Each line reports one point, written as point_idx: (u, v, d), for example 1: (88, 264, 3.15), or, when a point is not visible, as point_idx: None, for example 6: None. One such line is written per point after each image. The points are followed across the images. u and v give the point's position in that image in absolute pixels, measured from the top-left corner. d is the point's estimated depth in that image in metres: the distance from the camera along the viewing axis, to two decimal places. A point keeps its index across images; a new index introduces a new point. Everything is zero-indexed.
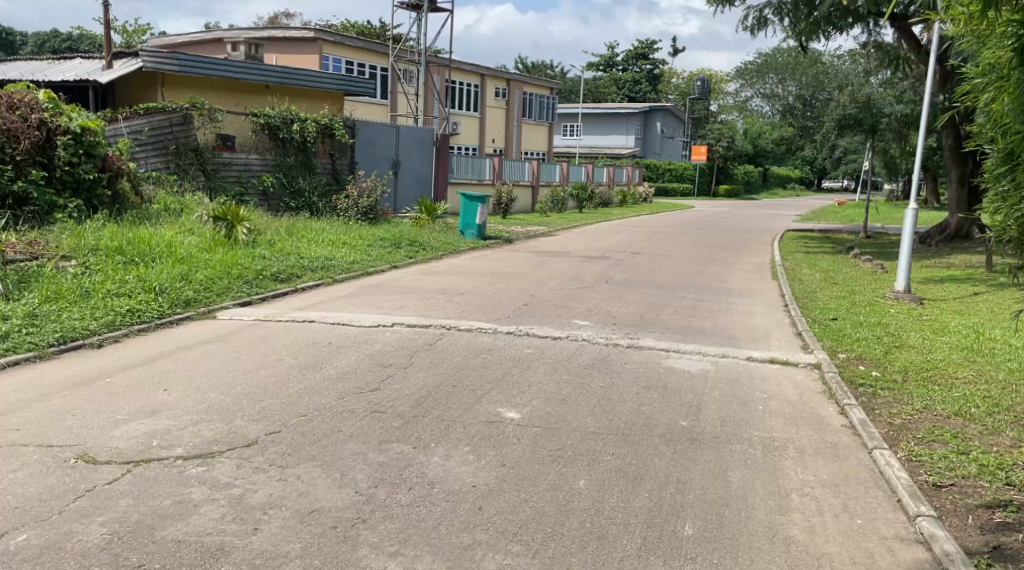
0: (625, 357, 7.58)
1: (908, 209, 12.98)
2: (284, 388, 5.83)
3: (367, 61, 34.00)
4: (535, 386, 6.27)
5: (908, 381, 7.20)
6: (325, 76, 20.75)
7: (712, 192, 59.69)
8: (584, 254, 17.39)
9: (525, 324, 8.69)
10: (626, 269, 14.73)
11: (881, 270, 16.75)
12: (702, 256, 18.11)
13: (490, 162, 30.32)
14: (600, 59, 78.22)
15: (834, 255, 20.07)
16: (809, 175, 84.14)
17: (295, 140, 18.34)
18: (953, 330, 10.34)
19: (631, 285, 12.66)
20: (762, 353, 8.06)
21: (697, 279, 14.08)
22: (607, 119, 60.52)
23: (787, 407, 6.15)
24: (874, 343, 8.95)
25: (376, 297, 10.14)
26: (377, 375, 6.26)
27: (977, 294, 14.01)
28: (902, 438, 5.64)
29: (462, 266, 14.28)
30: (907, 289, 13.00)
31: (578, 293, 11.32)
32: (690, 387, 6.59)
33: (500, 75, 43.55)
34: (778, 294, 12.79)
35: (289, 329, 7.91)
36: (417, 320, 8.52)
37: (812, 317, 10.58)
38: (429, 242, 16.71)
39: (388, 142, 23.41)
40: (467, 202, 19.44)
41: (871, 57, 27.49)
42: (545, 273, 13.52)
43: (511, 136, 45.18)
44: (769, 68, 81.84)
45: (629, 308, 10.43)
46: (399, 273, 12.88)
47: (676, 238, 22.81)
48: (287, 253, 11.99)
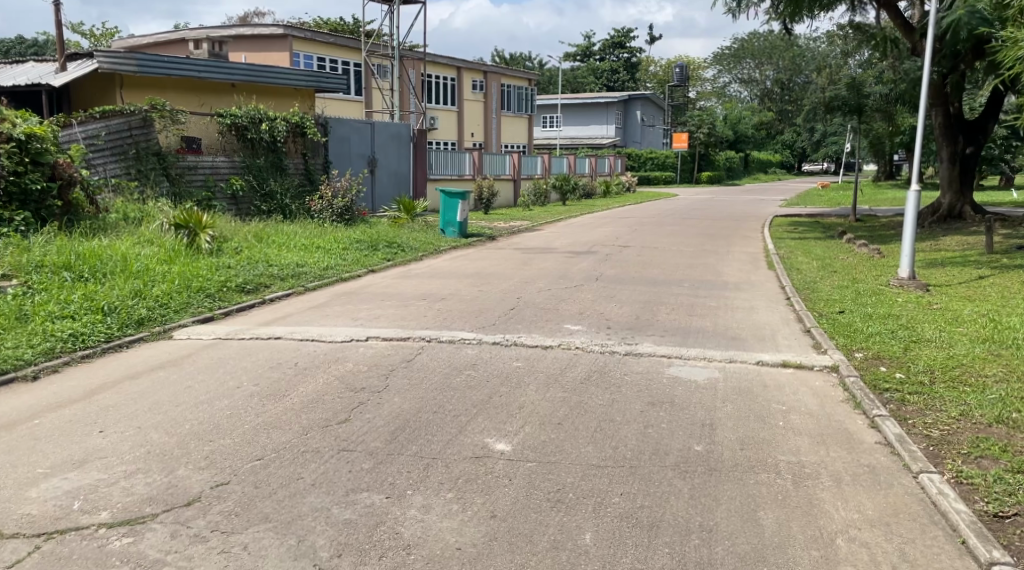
0: (625, 367, 6.87)
1: (910, 191, 12.35)
2: (239, 422, 5.09)
3: (339, 57, 33.14)
4: (526, 408, 5.55)
5: (938, 385, 6.53)
6: (294, 72, 19.92)
7: (695, 180, 59.20)
8: (570, 249, 16.70)
9: (512, 333, 7.96)
10: (616, 265, 14.07)
11: (878, 256, 16.13)
12: (692, 247, 17.44)
13: (470, 157, 29.59)
14: (577, 50, 77.67)
15: (827, 241, 19.49)
16: (790, 159, 83.63)
17: (265, 140, 17.53)
18: (968, 320, 9.70)
19: (622, 282, 11.98)
20: (772, 356, 7.37)
21: (690, 272, 13.41)
22: (587, 109, 59.89)
23: (812, 423, 5.46)
24: (891, 339, 8.29)
25: (350, 306, 9.39)
26: (347, 402, 5.52)
27: (982, 278, 13.37)
28: (946, 456, 4.97)
29: (443, 267, 13.55)
30: (912, 274, 12.37)
31: (567, 294, 10.61)
32: (701, 401, 5.89)
33: (476, 68, 42.76)
34: (777, 286, 12.13)
35: (251, 349, 7.15)
36: (394, 332, 7.78)
37: (817, 311, 9.93)
38: (407, 242, 15.95)
39: (363, 140, 22.65)
40: (446, 199, 18.67)
41: (850, 38, 26.98)
42: (531, 273, 12.80)
43: (490, 130, 44.42)
44: (746, 53, 81.57)
45: (622, 308, 9.75)
46: (376, 277, 12.12)
47: (664, 229, 22.15)
48: (255, 261, 11.21)
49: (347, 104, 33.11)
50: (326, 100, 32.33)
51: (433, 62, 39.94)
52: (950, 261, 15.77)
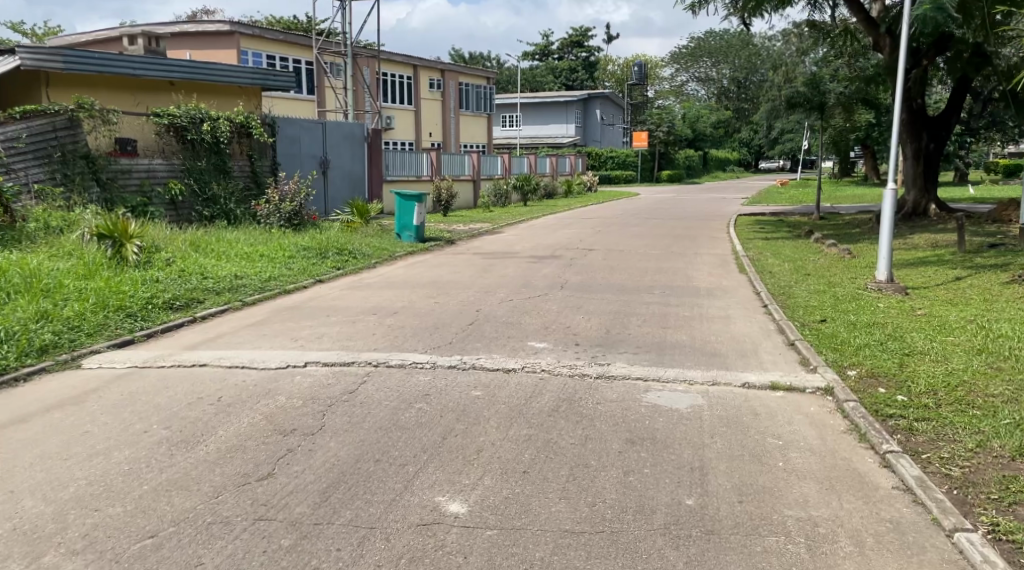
0: (598, 395, 6.08)
1: (888, 190, 11.73)
2: (137, 479, 4.19)
3: (289, 55, 32.11)
4: (486, 451, 4.74)
5: (947, 408, 5.86)
6: (240, 70, 18.94)
7: (656, 178, 58.91)
8: (533, 254, 15.94)
9: (470, 354, 7.15)
10: (580, 271, 13.33)
11: (849, 256, 15.61)
12: (658, 250, 16.79)
13: (428, 157, 28.74)
14: (535, 49, 77.12)
15: (795, 241, 19.01)
16: (747, 157, 83.97)
17: (206, 141, 16.55)
18: (957, 327, 9.10)
19: (588, 290, 11.23)
20: (758, 377, 6.66)
21: (660, 278, 12.72)
22: (546, 108, 59.28)
23: (814, 462, 4.75)
24: (884, 353, 7.63)
25: (292, 324, 8.49)
26: (274, 450, 4.65)
27: (958, 279, 12.85)
28: (975, 502, 4.31)
29: (396, 275, 12.68)
30: (889, 277, 11.78)
31: (530, 305, 9.83)
32: (687, 437, 5.15)
33: (433, 66, 41.84)
34: (751, 292, 11.49)
35: (171, 378, 6.23)
36: (337, 356, 6.91)
37: (797, 320, 9.27)
38: (360, 248, 15.06)
39: (313, 140, 21.75)
40: (402, 202, 17.79)
41: (804, 37, 26.54)
42: (490, 280, 11.98)
43: (448, 129, 43.53)
44: (703, 52, 81.77)
45: (590, 321, 8.99)
46: (323, 289, 11.23)
47: (628, 230, 21.49)
48: (187, 273, 10.22)
49: (297, 104, 32.07)
50: (277, 99, 31.27)
51: (389, 59, 38.96)
52: (923, 261, 15.27)
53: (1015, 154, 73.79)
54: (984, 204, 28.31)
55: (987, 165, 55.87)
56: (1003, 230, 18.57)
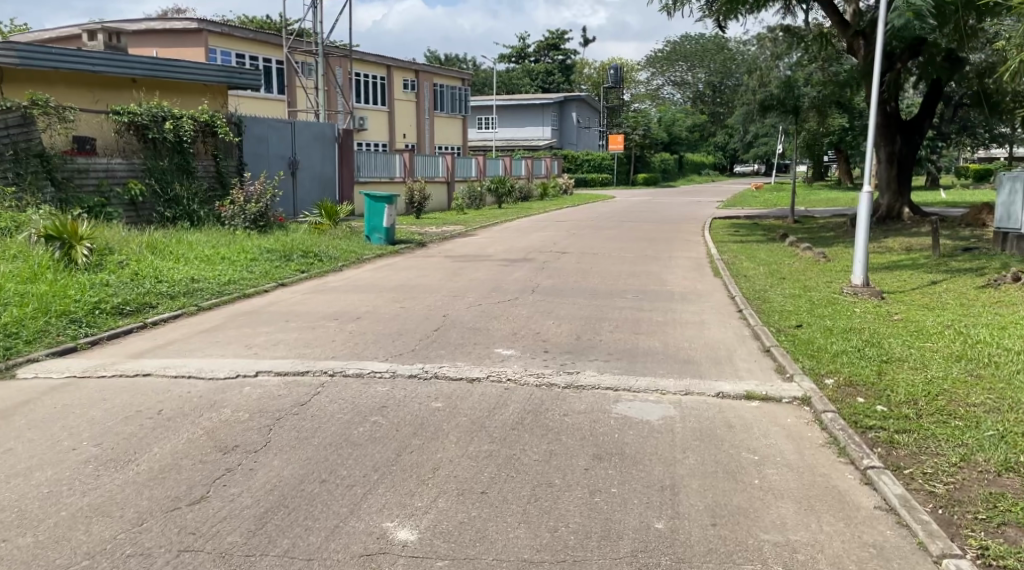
0: (565, 406, 5.77)
1: (863, 193, 11.54)
2: (55, 505, 3.82)
3: (258, 53, 31.64)
4: (442, 470, 4.40)
5: (928, 419, 5.61)
6: (204, 68, 18.57)
7: (632, 182, 58.86)
8: (505, 257, 15.64)
9: (432, 362, 6.80)
10: (553, 274, 13.05)
11: (824, 259, 15.46)
12: (632, 253, 16.55)
13: (401, 158, 28.35)
14: (511, 51, 76.95)
15: (770, 244, 18.85)
16: (723, 161, 84.28)
17: (168, 140, 16.28)
18: (934, 333, 8.88)
19: (559, 294, 10.94)
20: (733, 386, 6.38)
21: (634, 282, 12.45)
22: (522, 110, 59.05)
23: (792, 479, 4.47)
24: (861, 360, 7.38)
25: (249, 330, 8.12)
26: (210, 470, 4.28)
27: (934, 283, 12.69)
28: (962, 521, 4.04)
29: (363, 279, 12.33)
30: (865, 282, 11.59)
31: (499, 310, 9.52)
32: (658, 451, 4.85)
33: (407, 67, 41.45)
34: (726, 296, 11.25)
35: (110, 390, 5.84)
36: (292, 365, 6.55)
37: (772, 326, 9.02)
38: (326, 250, 14.67)
39: (281, 140, 21.42)
40: (372, 203, 17.43)
41: (778, 41, 26.47)
42: (460, 284, 11.65)
43: (422, 131, 43.14)
44: (678, 56, 82.02)
45: (560, 327, 8.69)
46: (285, 293, 10.85)
47: (602, 233, 21.25)
48: (140, 277, 9.82)
49: (266, 104, 31.58)
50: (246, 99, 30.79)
51: (362, 60, 38.52)
52: (898, 264, 15.15)
53: (984, 159, 74.74)
54: (957, 208, 28.37)
55: (958, 169, 56.37)
56: (977, 233, 18.52)
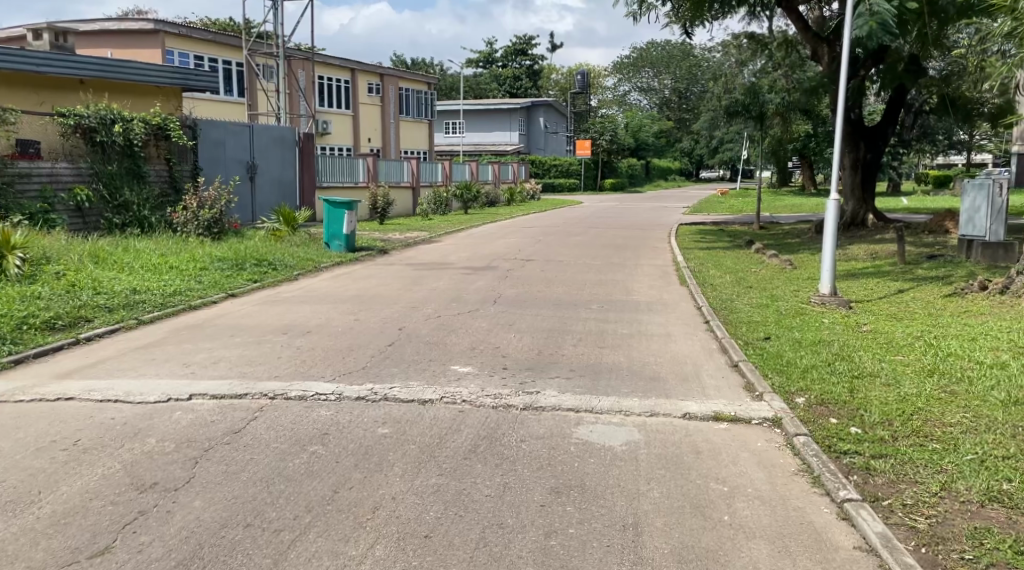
0: (523, 430, 5.39)
1: (830, 200, 11.29)
2: None
3: (215, 54, 31.06)
4: (383, 509, 4.00)
5: (905, 443, 5.31)
6: (157, 68, 18.04)
7: (599, 187, 58.76)
8: (468, 264, 15.24)
9: (383, 382, 6.38)
10: (516, 283, 12.68)
11: (791, 267, 15.29)
12: (598, 261, 16.23)
13: (364, 163, 27.88)
14: (479, 56, 76.65)
15: (737, 251, 18.68)
16: (689, 167, 84.64)
17: (118, 143, 15.75)
18: (904, 345, 8.64)
19: (522, 305, 10.56)
20: (701, 406, 6.05)
21: (599, 291, 12.12)
22: (489, 115, 58.72)
23: (765, 515, 4.13)
24: (832, 376, 7.11)
25: (190, 346, 7.65)
26: (122, 514, 3.88)
27: (901, 292, 12.48)
28: (946, 564, 3.73)
29: (318, 289, 11.87)
30: (833, 290, 11.35)
31: (457, 322, 9.12)
32: (621, 484, 4.48)
33: (371, 70, 40.91)
34: (692, 307, 10.95)
35: (25, 416, 5.36)
36: (230, 386, 6.09)
37: (740, 338, 8.73)
38: (281, 258, 14.17)
39: (239, 143, 20.99)
40: (331, 209, 16.94)
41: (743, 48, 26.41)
42: (419, 295, 11.24)
43: (388, 135, 42.57)
44: (645, 62, 82.28)
45: (521, 340, 8.32)
46: (234, 304, 10.36)
47: (568, 240, 20.93)
48: (77, 288, 9.31)
49: (222, 106, 30.97)
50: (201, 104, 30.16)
51: (326, 63, 37.91)
52: (865, 271, 15.00)
53: (943, 165, 75.98)
54: (920, 214, 28.52)
55: (919, 176, 57.07)
56: (941, 240, 18.47)
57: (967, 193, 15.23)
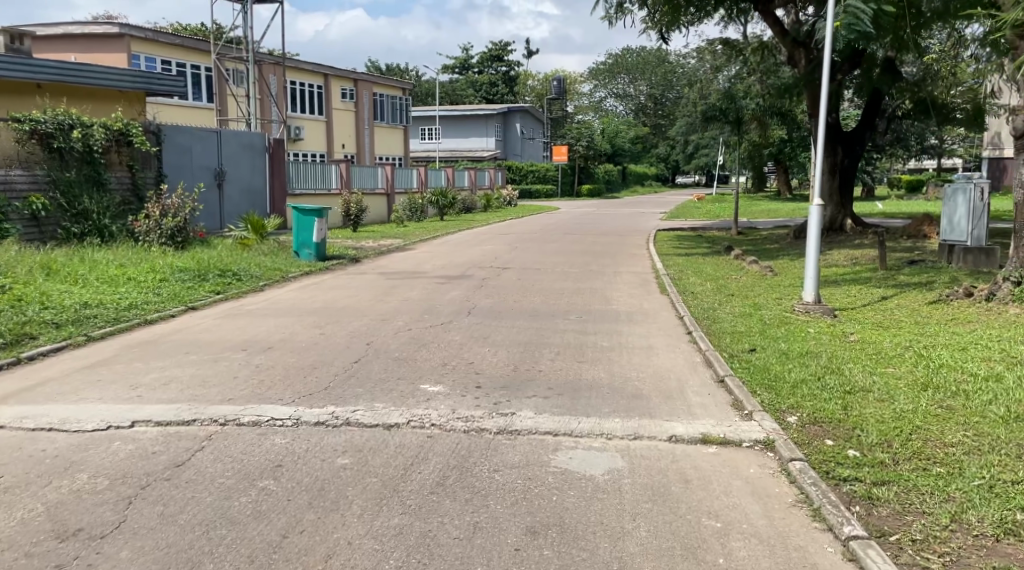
0: (497, 457, 4.96)
1: (814, 205, 10.96)
2: None
3: (181, 58, 30.59)
4: (337, 559, 3.58)
5: (907, 467, 4.93)
6: (120, 71, 17.76)
7: (576, 193, 58.53)
8: (442, 273, 14.79)
9: (346, 405, 5.91)
10: (490, 293, 12.26)
11: (772, 273, 14.98)
12: (575, 269, 15.84)
13: (336, 169, 27.40)
14: (455, 62, 76.38)
15: (715, 257, 18.39)
16: (666, 173, 84.70)
17: (76, 149, 15.33)
18: (893, 356, 8.30)
19: (497, 316, 10.12)
20: (687, 427, 5.65)
21: (576, 300, 11.73)
22: (465, 121, 58.32)
23: (762, 557, 3.75)
24: (823, 392, 6.73)
25: (139, 366, 7.16)
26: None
27: (885, 298, 12.16)
28: None
29: (284, 300, 11.39)
30: (817, 298, 11.00)
31: (429, 336, 8.66)
32: (603, 521, 4.07)
33: (345, 76, 40.38)
34: (674, 316, 10.57)
35: None
36: (179, 412, 5.62)
37: (726, 350, 8.36)
38: (246, 268, 13.68)
39: (206, 150, 20.60)
40: (300, 216, 16.42)
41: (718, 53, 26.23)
42: (389, 306, 10.78)
43: (362, 141, 42.04)
44: (620, 68, 82.36)
45: (496, 355, 7.88)
46: (193, 317, 9.88)
47: (545, 246, 20.54)
48: (23, 304, 8.83)
49: (188, 111, 30.41)
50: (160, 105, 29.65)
51: (298, 68, 37.36)
52: (847, 277, 14.73)
53: (914, 170, 76.63)
54: (896, 218, 28.44)
55: (892, 180, 57.35)
56: (920, 245, 18.27)
57: (948, 199, 14.98)
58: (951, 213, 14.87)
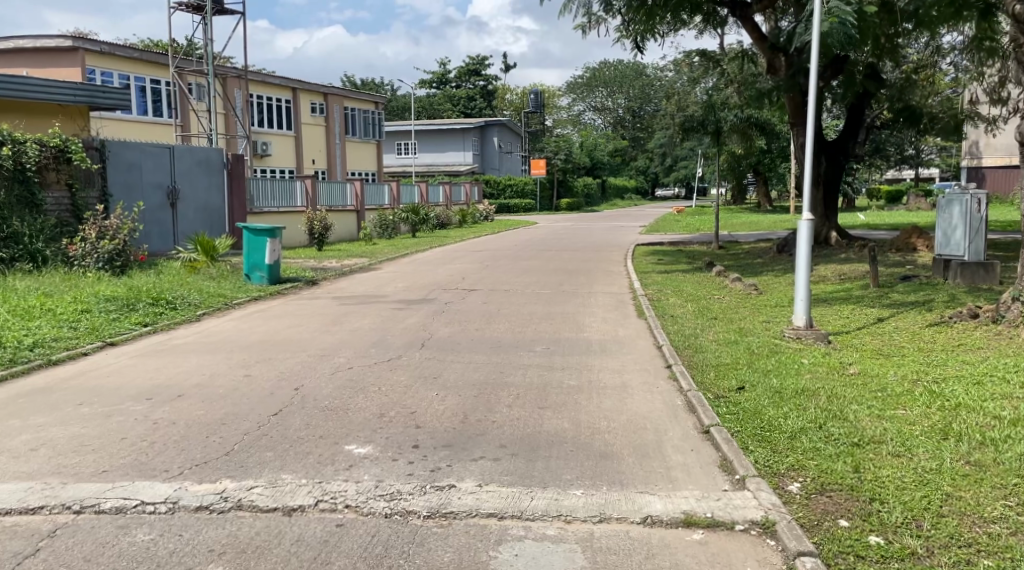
0: (418, 559, 3.85)
1: (803, 219, 9.88)
2: None
3: (136, 73, 29.44)
4: None
5: (947, 562, 3.86)
6: (56, 84, 16.90)
7: (555, 207, 57.64)
8: (402, 296, 13.66)
9: (242, 479, 4.77)
10: (451, 320, 11.16)
11: (756, 292, 13.98)
12: (548, 290, 14.75)
13: (301, 185, 26.28)
14: (432, 77, 75.67)
15: (696, 274, 17.37)
16: (646, 185, 84.04)
17: (6, 167, 14.24)
18: (901, 393, 7.25)
19: (453, 348, 9.01)
20: (667, 503, 4.56)
21: (546, 328, 10.64)
22: (441, 135, 57.33)
23: None
24: (828, 445, 5.66)
25: (15, 426, 6.02)
26: None
27: (881, 320, 11.14)
28: None
29: (220, 333, 10.24)
30: (808, 323, 9.91)
31: (369, 378, 7.52)
32: None
33: (314, 89, 39.26)
34: (651, 346, 9.50)
35: None
36: (26, 496, 4.48)
37: (712, 390, 7.28)
38: (184, 295, 12.55)
39: (156, 166, 19.46)
40: (251, 237, 15.27)
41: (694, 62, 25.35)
42: (335, 338, 9.65)
43: (333, 156, 40.89)
44: (599, 82, 81.87)
45: (443, 400, 6.76)
46: (107, 356, 8.73)
47: (516, 265, 19.49)
48: None
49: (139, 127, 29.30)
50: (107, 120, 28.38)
51: (265, 82, 36.22)
52: (838, 295, 13.74)
53: (892, 179, 76.46)
54: (878, 230, 27.63)
55: (870, 190, 56.93)
56: (909, 260, 17.35)
57: (942, 210, 14.16)
58: (945, 225, 14.01)
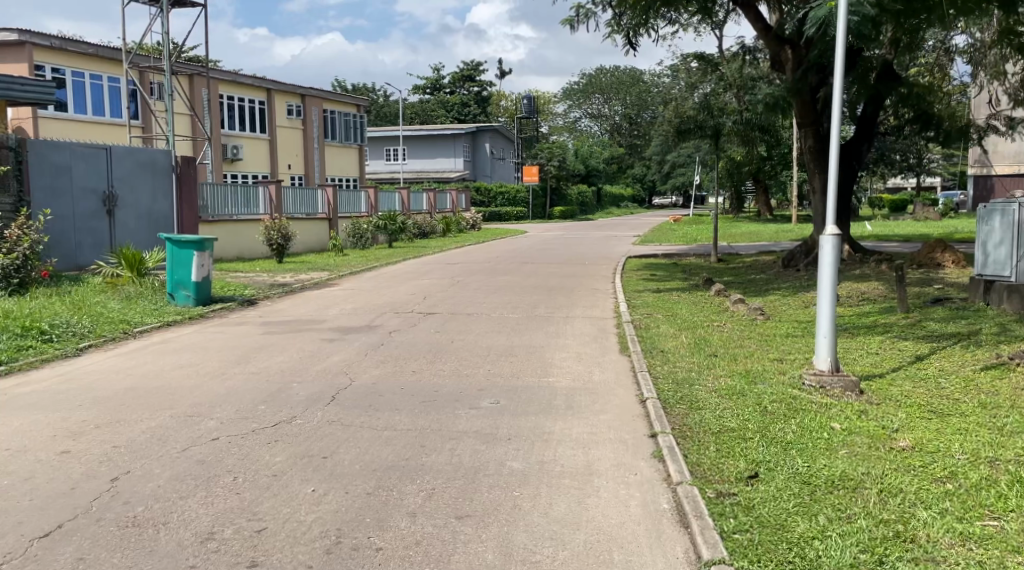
0: None
1: (828, 235, 7.65)
2: None
3: (87, 70, 27.38)
4: None
5: None
6: None
7: (548, 216, 55.54)
8: (342, 323, 11.50)
9: None
10: (387, 356, 8.99)
11: (764, 318, 11.84)
12: (519, 313, 12.59)
13: (263, 192, 24.19)
14: (426, 83, 73.71)
15: (693, 293, 15.23)
16: (642, 194, 81.85)
17: None
18: (981, 486, 5.03)
19: (371, 402, 6.85)
20: None
21: (504, 368, 8.47)
22: (431, 141, 55.23)
23: None
24: None
25: None
26: None
27: (918, 358, 8.99)
28: None
29: (85, 377, 8.06)
30: (834, 366, 7.73)
31: (229, 459, 5.32)
32: None
33: (290, 91, 37.12)
34: (633, 398, 7.35)
35: None
36: None
37: (715, 481, 5.08)
38: (75, 320, 10.43)
39: (88, 170, 17.29)
40: (175, 250, 13.08)
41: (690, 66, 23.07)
42: (225, 385, 7.49)
43: (311, 161, 38.70)
44: (595, 88, 79.90)
45: (316, 502, 4.59)
46: None
47: (490, 282, 17.31)
48: None
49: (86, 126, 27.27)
50: (56, 120, 26.32)
51: (235, 82, 34.01)
52: (861, 322, 11.59)
53: (894, 189, 74.50)
54: (890, 242, 25.57)
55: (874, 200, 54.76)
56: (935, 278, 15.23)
57: (982, 222, 12.03)
58: (985, 239, 11.82)
